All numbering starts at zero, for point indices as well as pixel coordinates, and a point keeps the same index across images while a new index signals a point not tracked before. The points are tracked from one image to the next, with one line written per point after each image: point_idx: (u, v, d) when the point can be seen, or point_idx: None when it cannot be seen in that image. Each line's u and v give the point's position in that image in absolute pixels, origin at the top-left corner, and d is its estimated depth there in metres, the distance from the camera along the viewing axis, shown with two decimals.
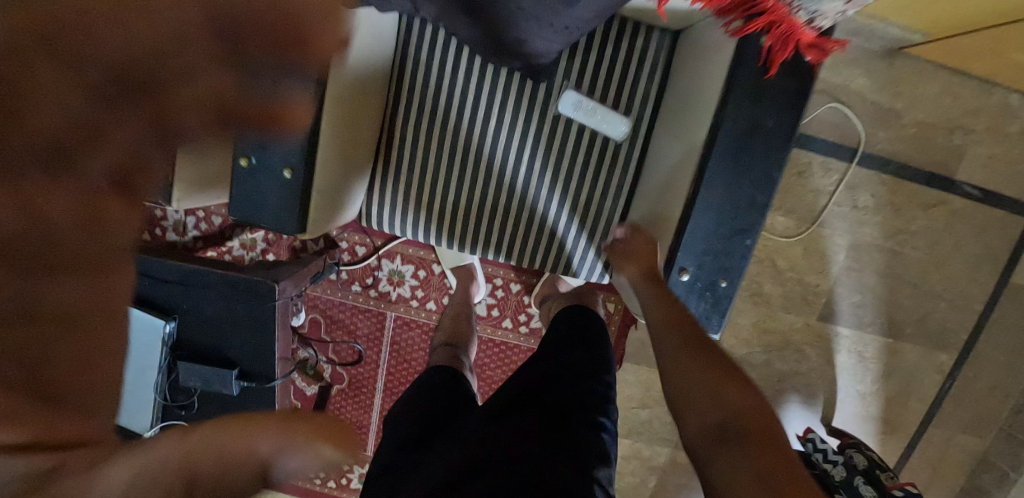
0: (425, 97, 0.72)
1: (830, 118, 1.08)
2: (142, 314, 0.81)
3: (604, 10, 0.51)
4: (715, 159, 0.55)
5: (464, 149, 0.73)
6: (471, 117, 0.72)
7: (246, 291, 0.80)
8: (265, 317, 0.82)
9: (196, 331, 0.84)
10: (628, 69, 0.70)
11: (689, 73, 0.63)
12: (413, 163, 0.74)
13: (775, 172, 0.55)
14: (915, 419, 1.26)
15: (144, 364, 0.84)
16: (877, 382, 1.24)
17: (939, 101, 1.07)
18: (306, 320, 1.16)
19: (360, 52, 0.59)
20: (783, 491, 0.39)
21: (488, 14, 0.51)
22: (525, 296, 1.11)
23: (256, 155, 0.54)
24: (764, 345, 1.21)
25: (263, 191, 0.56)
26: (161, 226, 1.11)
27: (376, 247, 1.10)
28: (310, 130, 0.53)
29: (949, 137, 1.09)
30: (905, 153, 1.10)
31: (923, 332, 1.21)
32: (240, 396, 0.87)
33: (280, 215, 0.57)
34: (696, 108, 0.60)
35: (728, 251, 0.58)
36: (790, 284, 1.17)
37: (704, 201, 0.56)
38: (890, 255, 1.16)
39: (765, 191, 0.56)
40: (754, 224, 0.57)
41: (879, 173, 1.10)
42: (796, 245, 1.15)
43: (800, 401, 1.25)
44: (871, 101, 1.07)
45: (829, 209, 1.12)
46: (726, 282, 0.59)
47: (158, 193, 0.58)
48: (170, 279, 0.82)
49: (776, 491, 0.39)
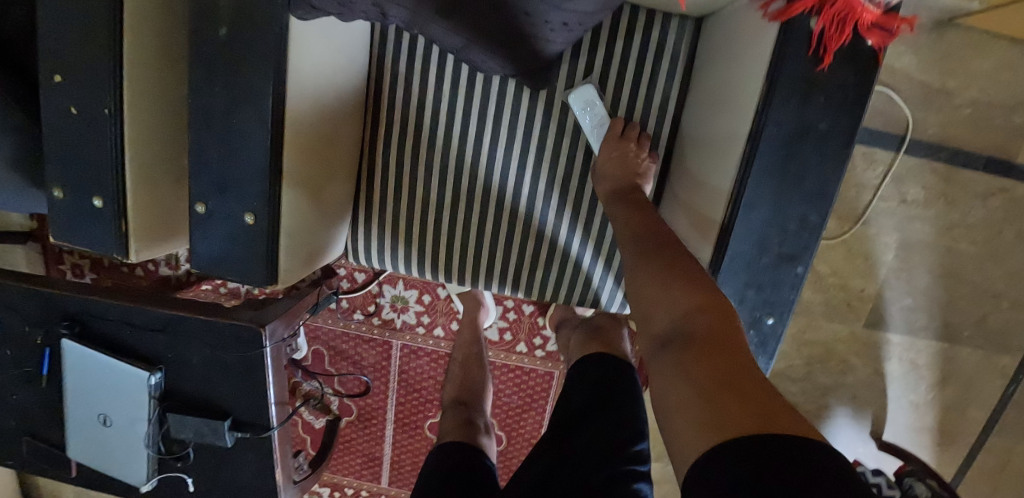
0: (411, 114, 0.63)
1: (871, 103, 0.95)
2: (125, 367, 0.75)
3: (610, 1, 0.41)
4: (755, 175, 0.45)
5: (458, 170, 0.65)
6: (463, 134, 0.63)
7: (234, 337, 0.74)
8: (255, 363, 0.75)
9: (184, 380, 0.78)
10: (641, 67, 0.61)
11: (717, 69, 0.53)
12: (403, 188, 0.66)
13: (831, 186, 0.45)
14: (974, 428, 1.15)
15: (131, 418, 0.78)
16: (931, 391, 1.13)
17: (998, 76, 0.94)
18: (308, 352, 1.10)
19: (325, 70, 0.51)
20: (715, 400, 0.28)
21: (469, 17, 0.42)
22: (539, 318, 1.02)
23: (214, 201, 0.47)
24: (805, 357, 1.10)
25: (225, 240, 0.48)
26: (152, 261, 1.06)
27: (376, 273, 1.03)
28: (271, 169, 0.46)
29: (1010, 116, 0.96)
30: (959, 138, 0.97)
31: (983, 334, 1.09)
32: (237, 446, 0.81)
33: (247, 267, 0.49)
34: (729, 113, 0.50)
35: (774, 282, 0.48)
36: (832, 289, 1.06)
37: (743, 225, 0.47)
38: (944, 252, 1.03)
39: (819, 209, 0.46)
40: (807, 249, 0.47)
41: (930, 162, 0.98)
42: (838, 247, 1.03)
43: (846, 415, 1.14)
44: (919, 81, 0.94)
45: (873, 206, 1.00)
46: (773, 318, 0.49)
47: (114, 247, 0.51)
48: (152, 327, 0.75)
49: (708, 400, 0.28)
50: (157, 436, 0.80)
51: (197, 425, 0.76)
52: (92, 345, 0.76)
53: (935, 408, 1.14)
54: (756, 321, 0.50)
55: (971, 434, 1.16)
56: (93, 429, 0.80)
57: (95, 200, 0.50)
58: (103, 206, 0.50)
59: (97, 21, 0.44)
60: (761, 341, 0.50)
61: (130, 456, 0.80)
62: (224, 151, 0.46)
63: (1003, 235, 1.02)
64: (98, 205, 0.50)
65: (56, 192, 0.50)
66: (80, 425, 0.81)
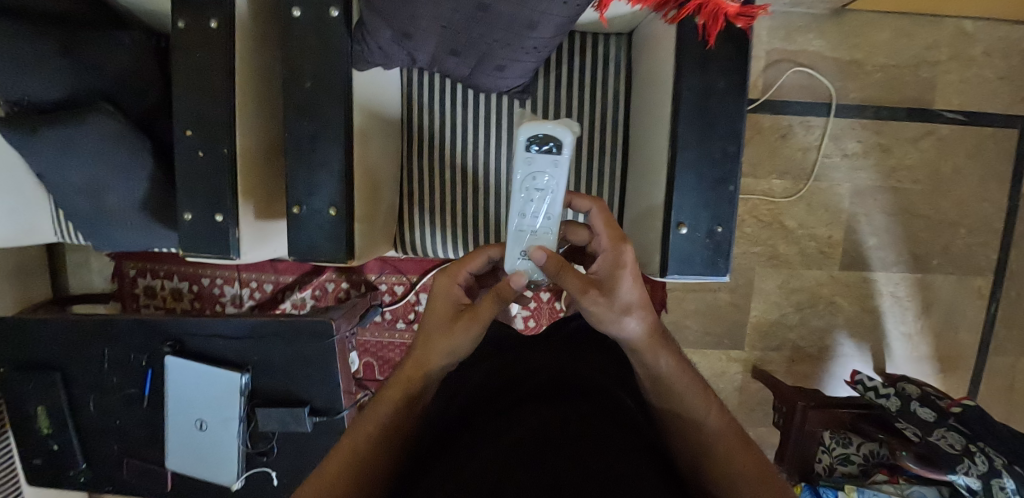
0: (430, 132, 0.83)
1: (797, 81, 1.14)
2: (220, 371, 0.91)
3: (562, 27, 0.62)
4: (683, 124, 0.64)
5: (473, 168, 0.83)
6: (472, 140, 0.83)
7: (310, 332, 0.92)
8: (327, 352, 0.92)
9: (268, 379, 0.94)
10: (596, 71, 0.80)
11: (647, 61, 0.73)
12: (430, 190, 0.84)
13: (739, 123, 0.64)
14: (970, 351, 1.23)
15: (224, 418, 0.93)
16: (918, 320, 1.22)
17: (897, 43, 1.13)
18: (360, 364, 1.24)
19: (372, 104, 0.72)
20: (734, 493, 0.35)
21: (471, 51, 0.63)
22: (556, 301, 1.18)
23: (306, 202, 0.66)
24: (795, 304, 1.22)
25: (314, 231, 0.67)
26: (220, 302, 1.22)
27: (413, 283, 1.19)
28: (345, 174, 0.66)
29: (917, 72, 1.14)
30: (879, 97, 1.15)
31: (950, 260, 1.20)
32: (314, 432, 0.96)
33: (333, 248, 0.68)
34: (658, 87, 0.69)
35: (716, 199, 0.66)
36: (803, 241, 1.19)
37: (683, 161, 0.65)
38: (893, 193, 1.18)
39: (733, 141, 0.65)
40: (732, 172, 0.65)
41: (858, 120, 1.15)
42: (799, 203, 1.18)
43: (848, 355, 1.23)
44: (831, 58, 1.13)
45: (820, 163, 1.16)
46: (722, 227, 0.66)
47: (230, 248, 0.70)
48: (241, 335, 0.93)
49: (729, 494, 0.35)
50: (246, 432, 0.95)
51: (282, 414, 0.92)
52: (191, 358, 0.93)
53: (927, 336, 1.23)
54: (710, 231, 0.66)
55: (969, 357, 1.24)
56: (189, 435, 0.94)
57: (218, 216, 0.69)
58: (223, 219, 0.69)
59: (223, 95, 0.66)
60: (718, 246, 0.67)
61: (223, 454, 0.94)
62: (312, 165, 0.65)
63: (942, 171, 1.17)
64: (220, 219, 0.69)
65: (187, 215, 0.70)
66: (178, 433, 0.95)
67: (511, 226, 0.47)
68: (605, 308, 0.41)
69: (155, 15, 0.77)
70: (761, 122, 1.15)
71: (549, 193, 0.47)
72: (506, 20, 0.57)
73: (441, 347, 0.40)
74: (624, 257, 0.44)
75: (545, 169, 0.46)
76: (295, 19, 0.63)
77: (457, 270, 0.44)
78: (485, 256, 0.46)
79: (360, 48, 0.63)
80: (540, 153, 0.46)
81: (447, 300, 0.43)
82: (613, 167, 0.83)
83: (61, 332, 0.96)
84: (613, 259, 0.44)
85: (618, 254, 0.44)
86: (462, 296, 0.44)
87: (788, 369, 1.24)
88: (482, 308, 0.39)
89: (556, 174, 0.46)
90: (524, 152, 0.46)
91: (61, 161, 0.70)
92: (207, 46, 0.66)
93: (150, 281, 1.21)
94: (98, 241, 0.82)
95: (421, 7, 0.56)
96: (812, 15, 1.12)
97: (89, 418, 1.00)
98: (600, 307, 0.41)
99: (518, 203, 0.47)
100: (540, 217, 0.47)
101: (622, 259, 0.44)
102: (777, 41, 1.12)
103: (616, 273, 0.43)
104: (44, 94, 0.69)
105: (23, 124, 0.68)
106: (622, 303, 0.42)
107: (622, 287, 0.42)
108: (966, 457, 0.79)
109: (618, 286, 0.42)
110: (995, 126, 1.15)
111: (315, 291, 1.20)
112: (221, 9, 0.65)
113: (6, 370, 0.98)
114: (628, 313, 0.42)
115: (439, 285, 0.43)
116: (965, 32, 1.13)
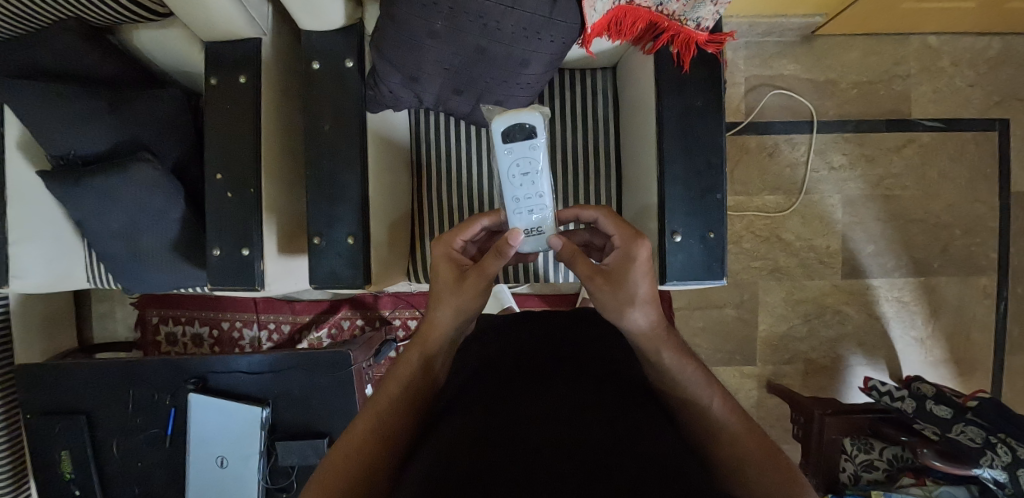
0: (438, 166, 0.89)
1: (777, 103, 1.20)
2: (242, 405, 0.94)
3: (552, 64, 0.69)
4: (668, 141, 0.70)
5: (479, 196, 0.89)
6: (478, 171, 0.89)
7: (328, 363, 0.95)
8: (345, 382, 0.95)
9: (289, 412, 0.97)
10: (587, 101, 0.87)
11: (631, 88, 0.80)
12: (439, 219, 0.89)
13: (718, 137, 0.70)
14: (985, 352, 1.22)
15: (246, 453, 0.95)
16: (928, 324, 1.21)
17: (867, 61, 1.20)
18: None
19: (384, 142, 0.79)
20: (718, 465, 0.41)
21: (472, 90, 0.71)
22: None
23: (326, 233, 0.73)
24: (802, 315, 1.22)
25: (333, 259, 0.73)
26: (239, 345, 1.23)
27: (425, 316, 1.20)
28: (362, 207, 0.72)
29: (890, 86, 1.20)
30: (858, 112, 1.21)
31: (952, 262, 1.21)
32: None
33: (353, 274, 0.73)
34: (641, 110, 0.76)
35: (705, 207, 0.71)
36: (802, 252, 1.21)
37: (671, 174, 0.70)
38: (885, 200, 1.21)
39: (715, 153, 0.70)
40: (717, 182, 0.71)
41: (841, 134, 1.20)
42: (794, 216, 1.21)
43: (862, 363, 1.22)
44: (807, 79, 1.20)
45: (809, 177, 1.20)
46: (714, 232, 0.71)
47: (256, 279, 0.75)
48: (261, 369, 0.97)
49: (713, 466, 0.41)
50: (267, 468, 0.97)
51: (303, 447, 0.94)
52: (214, 394, 0.96)
53: (940, 340, 1.22)
54: (702, 237, 0.71)
55: (985, 358, 1.22)
56: (209, 472, 0.96)
57: (245, 250, 0.75)
58: (249, 253, 0.75)
59: (250, 141, 0.74)
60: (711, 251, 0.71)
61: (245, 490, 0.95)
62: (331, 197, 0.72)
63: (929, 176, 1.20)
64: (246, 253, 0.75)
65: (216, 251, 0.76)
66: (198, 472, 0.96)
67: (510, 210, 0.58)
68: (611, 296, 0.49)
69: (190, 76, 0.86)
70: (748, 143, 1.20)
71: (533, 174, 0.57)
72: (501, 59, 0.65)
73: (453, 303, 0.52)
74: (636, 253, 0.51)
75: (526, 155, 0.56)
76: (315, 70, 0.72)
77: (455, 237, 0.57)
78: (480, 225, 0.59)
79: (372, 92, 0.71)
80: (518, 143, 0.57)
81: (450, 258, 0.56)
82: (609, 188, 0.88)
83: (88, 376, 1.00)
84: (625, 252, 0.52)
85: (630, 247, 0.52)
86: (457, 259, 0.56)
87: (803, 382, 1.23)
88: (486, 264, 0.52)
89: (534, 156, 0.57)
90: (502, 144, 0.57)
91: (102, 208, 0.78)
92: (236, 99, 0.74)
93: (172, 328, 1.23)
94: (130, 283, 0.87)
95: (426, 52, 0.64)
96: (784, 42, 1.20)
97: (112, 461, 1.02)
98: (608, 295, 0.49)
99: (510, 189, 0.57)
100: (530, 199, 0.57)
101: (634, 254, 0.52)
102: (754, 68, 1.20)
103: (628, 264, 0.51)
104: (89, 148, 0.78)
105: (70, 175, 0.77)
106: (631, 295, 0.49)
107: (632, 281, 0.50)
108: (989, 450, 0.82)
109: (628, 279, 0.50)
110: (972, 130, 1.20)
111: (331, 330, 1.21)
112: (251, 67, 0.74)
113: (32, 416, 1.00)
114: (633, 307, 0.49)
115: (443, 248, 0.56)
116: (930, 46, 1.20)
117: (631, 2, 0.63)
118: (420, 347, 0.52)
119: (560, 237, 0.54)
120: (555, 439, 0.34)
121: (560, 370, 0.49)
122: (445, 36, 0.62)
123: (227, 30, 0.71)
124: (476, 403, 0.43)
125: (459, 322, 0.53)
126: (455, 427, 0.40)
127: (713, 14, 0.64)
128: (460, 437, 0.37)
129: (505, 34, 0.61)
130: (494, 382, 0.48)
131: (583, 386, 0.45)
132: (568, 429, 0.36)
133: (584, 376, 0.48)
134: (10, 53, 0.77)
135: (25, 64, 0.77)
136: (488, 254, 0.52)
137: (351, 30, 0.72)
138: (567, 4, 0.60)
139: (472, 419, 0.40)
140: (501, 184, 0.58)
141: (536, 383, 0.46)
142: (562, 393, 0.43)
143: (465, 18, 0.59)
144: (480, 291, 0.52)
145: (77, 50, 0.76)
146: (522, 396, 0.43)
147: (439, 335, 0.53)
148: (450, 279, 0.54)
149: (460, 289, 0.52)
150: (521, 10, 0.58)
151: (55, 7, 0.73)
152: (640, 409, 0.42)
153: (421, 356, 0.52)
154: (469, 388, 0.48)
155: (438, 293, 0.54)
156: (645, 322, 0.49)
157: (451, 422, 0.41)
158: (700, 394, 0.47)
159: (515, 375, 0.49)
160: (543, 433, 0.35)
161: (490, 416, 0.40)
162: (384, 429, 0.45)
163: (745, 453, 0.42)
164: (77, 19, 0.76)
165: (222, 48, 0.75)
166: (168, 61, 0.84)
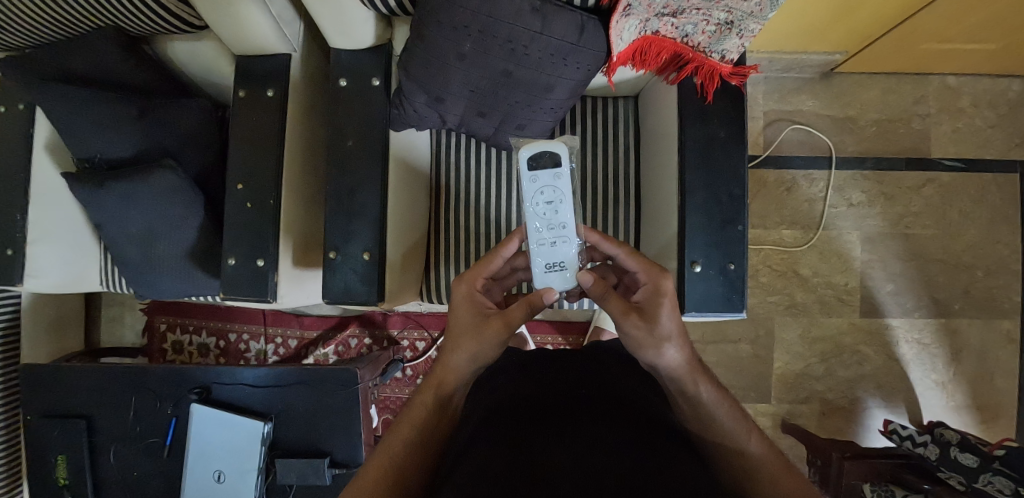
0: (458, 187, 0.89)
1: (796, 138, 1.20)
2: (244, 419, 0.92)
3: (575, 90, 0.69)
4: (690, 169, 0.70)
5: (498, 217, 0.89)
6: (496, 193, 0.89)
7: (333, 381, 0.94)
8: (350, 399, 0.94)
9: (291, 429, 0.95)
10: (607, 129, 0.88)
11: (653, 117, 0.80)
12: (456, 239, 0.89)
13: (741, 168, 0.70)
14: (1012, 400, 1.17)
15: (243, 468, 0.93)
16: (949, 368, 1.17)
17: (886, 100, 1.20)
18: (380, 423, 1.19)
19: (405, 158, 0.80)
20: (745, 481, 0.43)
21: (496, 112, 0.72)
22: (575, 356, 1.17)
23: (343, 248, 0.73)
24: (819, 354, 1.19)
25: (347, 275, 0.73)
26: (245, 358, 1.22)
27: (434, 338, 1.18)
28: (381, 225, 0.73)
29: (909, 125, 1.20)
30: (877, 149, 1.20)
31: (974, 304, 1.18)
32: (332, 485, 0.96)
33: (366, 290, 0.73)
34: (664, 138, 0.76)
35: (726, 239, 0.70)
36: (820, 288, 1.19)
37: (692, 202, 0.70)
38: (904, 239, 1.19)
39: (738, 185, 0.70)
40: (738, 214, 0.70)
41: (860, 171, 1.20)
42: (811, 251, 1.19)
43: (881, 406, 1.18)
44: (826, 115, 1.20)
45: (827, 213, 1.19)
46: (734, 264, 0.70)
47: (269, 290, 0.74)
48: (265, 383, 0.96)
49: (741, 481, 0.43)
50: (263, 484, 0.95)
51: (302, 465, 0.93)
52: (216, 406, 0.95)
53: (962, 385, 1.17)
54: (722, 268, 0.70)
55: (1012, 406, 1.17)
56: (205, 486, 0.94)
57: (260, 260, 0.75)
58: (264, 264, 0.74)
59: (272, 153, 0.75)
60: (732, 282, 0.70)
61: None
62: (349, 214, 0.73)
63: (949, 215, 1.18)
64: (260, 264, 0.75)
65: (231, 260, 0.76)
66: (194, 485, 0.94)
67: (539, 253, 0.53)
68: (645, 333, 0.48)
69: (220, 88, 0.88)
70: (766, 177, 1.20)
71: (556, 203, 0.53)
72: (527, 84, 0.66)
73: (471, 347, 0.51)
74: (666, 286, 0.51)
75: (548, 185, 0.53)
76: (342, 87, 0.74)
77: (478, 275, 0.56)
78: (504, 256, 0.56)
79: (398, 111, 0.72)
80: (540, 173, 0.54)
81: (473, 299, 0.55)
82: (628, 216, 0.88)
83: (91, 380, 0.99)
84: (654, 287, 0.52)
85: (658, 282, 0.52)
86: (478, 294, 0.55)
87: (819, 422, 1.19)
88: (512, 311, 0.51)
89: (557, 186, 0.53)
90: (525, 173, 0.54)
91: (122, 212, 0.79)
92: (261, 113, 0.75)
93: (179, 336, 1.23)
94: (144, 289, 0.88)
95: (453, 73, 0.65)
96: (804, 79, 1.21)
97: (107, 470, 1.00)
98: (642, 332, 0.48)
99: (534, 219, 0.53)
100: (553, 229, 0.53)
101: (663, 288, 0.51)
102: (773, 103, 1.21)
103: (658, 301, 0.50)
104: (115, 152, 0.79)
105: (93, 179, 0.78)
106: (662, 334, 0.49)
107: (663, 314, 0.50)
108: None
109: (660, 315, 0.49)
110: (994, 171, 1.18)
111: (338, 346, 1.20)
112: (279, 81, 0.75)
113: (33, 417, 1.00)
114: (667, 341, 0.49)
115: (466, 287, 0.55)
116: (949, 87, 1.20)
117: (656, 32, 0.63)
118: (435, 388, 0.53)
119: (591, 272, 0.51)
120: (581, 478, 0.35)
121: (581, 406, 0.50)
122: (472, 59, 0.62)
123: (259, 45, 0.73)
124: (501, 433, 0.45)
125: (474, 367, 0.53)
126: (475, 467, 0.40)
127: (738, 47, 0.64)
128: (490, 467, 0.39)
129: (532, 59, 0.62)
130: (517, 418, 0.48)
131: (603, 422, 0.45)
132: (590, 458, 0.38)
133: (602, 407, 0.50)
134: (48, 57, 0.79)
135: (60, 68, 0.79)
136: (516, 304, 0.51)
137: (380, 49, 0.73)
138: (595, 31, 0.60)
139: (497, 443, 0.43)
140: (545, 210, 0.53)
141: (563, 417, 0.47)
142: (588, 432, 0.43)
143: (493, 42, 0.60)
144: (500, 340, 0.51)
145: (113, 58, 0.78)
146: (549, 431, 0.44)
147: (455, 379, 0.53)
148: (474, 321, 0.53)
149: (481, 335, 0.51)
150: (548, 36, 0.59)
151: (94, 15, 0.75)
152: (668, 447, 0.41)
153: (438, 396, 0.53)
154: (493, 421, 0.49)
155: (455, 338, 0.53)
156: (678, 357, 0.49)
157: (475, 453, 0.43)
158: (734, 433, 0.47)
159: (534, 415, 0.49)
160: (571, 463, 0.37)
161: (516, 455, 0.40)
162: (395, 471, 0.47)
163: (784, 490, 0.42)
164: (115, 28, 0.78)
165: (253, 61, 0.76)
166: (200, 74, 0.86)
